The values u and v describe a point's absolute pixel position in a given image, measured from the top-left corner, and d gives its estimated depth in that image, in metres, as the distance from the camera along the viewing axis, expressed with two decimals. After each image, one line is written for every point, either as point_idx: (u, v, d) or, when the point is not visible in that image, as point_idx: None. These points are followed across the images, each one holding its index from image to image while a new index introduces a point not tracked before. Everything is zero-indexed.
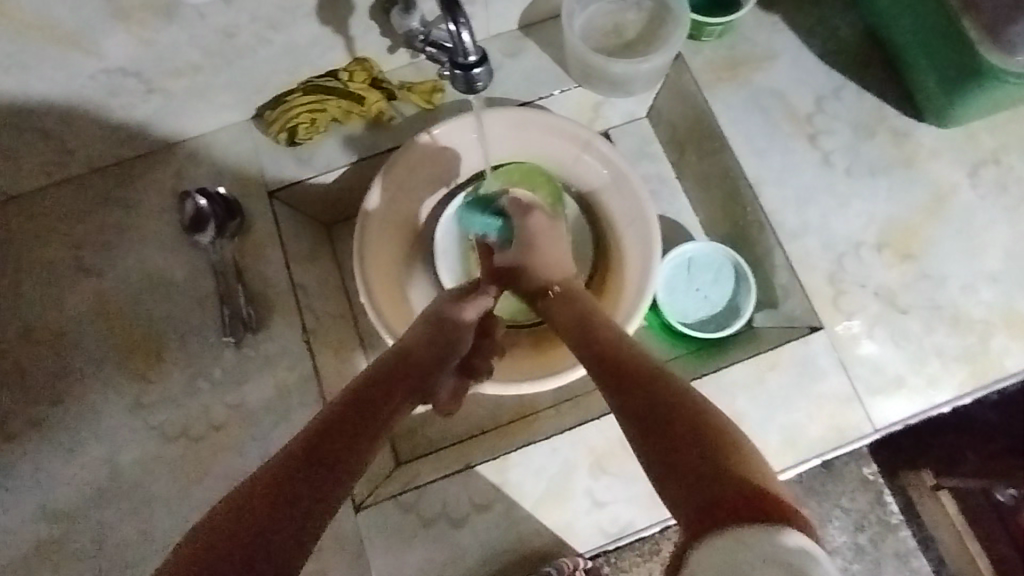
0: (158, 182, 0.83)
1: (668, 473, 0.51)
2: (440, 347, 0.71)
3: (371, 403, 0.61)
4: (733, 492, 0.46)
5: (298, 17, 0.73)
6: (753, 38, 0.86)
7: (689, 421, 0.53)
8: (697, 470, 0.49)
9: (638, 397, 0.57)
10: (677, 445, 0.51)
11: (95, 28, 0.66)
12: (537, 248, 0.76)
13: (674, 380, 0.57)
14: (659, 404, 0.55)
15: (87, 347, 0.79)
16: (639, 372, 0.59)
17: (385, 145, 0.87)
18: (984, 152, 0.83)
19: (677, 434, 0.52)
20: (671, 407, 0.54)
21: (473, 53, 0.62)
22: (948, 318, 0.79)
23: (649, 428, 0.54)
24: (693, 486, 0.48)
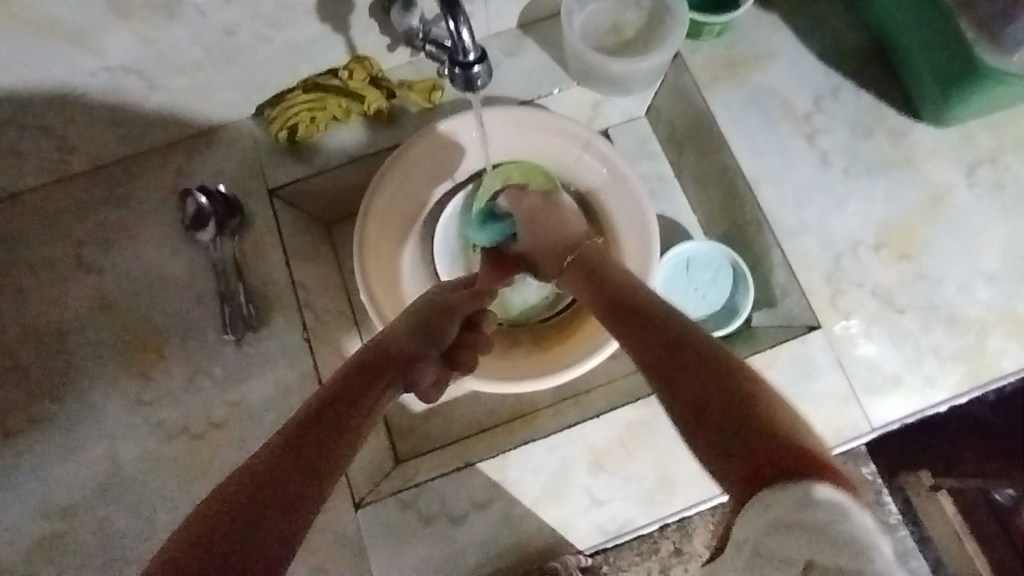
0: (158, 180, 0.83)
1: (705, 437, 0.50)
2: (424, 335, 0.71)
3: (359, 381, 0.62)
4: (769, 452, 0.46)
5: (298, 15, 0.73)
6: (752, 37, 0.86)
7: (721, 382, 0.52)
8: (729, 433, 0.49)
9: (667, 364, 0.56)
10: (714, 405, 0.51)
11: (96, 25, 0.66)
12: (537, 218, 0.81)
13: (701, 339, 0.57)
14: (689, 368, 0.55)
15: (87, 345, 0.79)
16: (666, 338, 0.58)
17: (385, 143, 0.87)
18: (982, 152, 0.84)
19: (713, 399, 0.51)
20: (705, 371, 0.54)
21: (473, 51, 0.62)
22: (944, 318, 0.79)
23: (682, 396, 0.53)
24: (727, 449, 0.49)
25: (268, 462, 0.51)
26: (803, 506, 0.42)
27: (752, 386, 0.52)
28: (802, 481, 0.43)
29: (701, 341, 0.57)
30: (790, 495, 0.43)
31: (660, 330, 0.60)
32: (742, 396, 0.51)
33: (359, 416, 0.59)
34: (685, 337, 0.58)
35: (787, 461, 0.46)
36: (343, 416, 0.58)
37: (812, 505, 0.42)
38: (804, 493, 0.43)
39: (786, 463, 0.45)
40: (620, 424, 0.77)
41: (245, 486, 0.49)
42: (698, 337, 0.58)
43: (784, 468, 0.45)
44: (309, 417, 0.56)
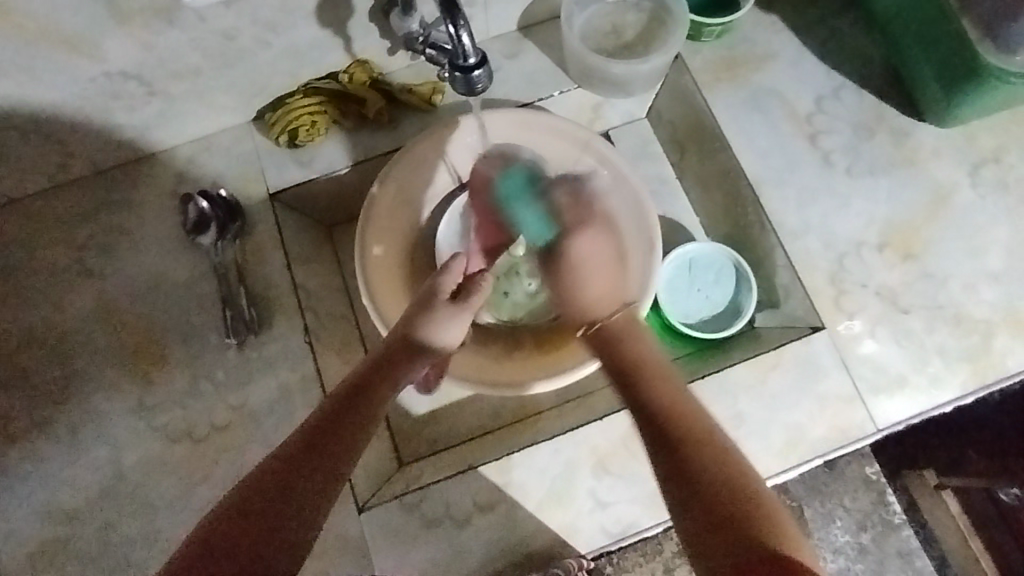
0: (159, 185, 0.83)
1: (694, 538, 0.54)
2: (418, 340, 0.70)
3: (365, 395, 0.63)
4: (757, 556, 0.51)
5: (299, 20, 0.73)
6: (753, 38, 0.86)
7: (731, 497, 0.55)
8: (728, 547, 0.52)
9: (674, 464, 0.57)
10: (718, 517, 0.54)
11: (97, 31, 0.66)
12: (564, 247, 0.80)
13: (711, 433, 0.59)
14: (699, 476, 0.56)
15: (89, 350, 0.79)
16: (676, 440, 0.59)
17: (386, 147, 0.87)
18: (984, 151, 0.83)
19: (726, 515, 0.54)
20: (707, 478, 0.56)
21: (473, 54, 0.63)
22: (949, 318, 0.79)
23: (686, 507, 0.55)
24: (717, 552, 0.52)
25: (283, 473, 0.55)
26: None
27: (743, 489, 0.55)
28: None
29: (708, 438, 0.59)
30: None
31: (672, 423, 0.60)
32: (723, 490, 0.55)
33: (365, 425, 0.60)
34: (697, 431, 0.59)
35: (765, 566, 0.50)
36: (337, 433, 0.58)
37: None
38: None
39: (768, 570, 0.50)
40: (624, 425, 0.77)
41: (264, 496, 0.53)
42: (707, 435, 0.59)
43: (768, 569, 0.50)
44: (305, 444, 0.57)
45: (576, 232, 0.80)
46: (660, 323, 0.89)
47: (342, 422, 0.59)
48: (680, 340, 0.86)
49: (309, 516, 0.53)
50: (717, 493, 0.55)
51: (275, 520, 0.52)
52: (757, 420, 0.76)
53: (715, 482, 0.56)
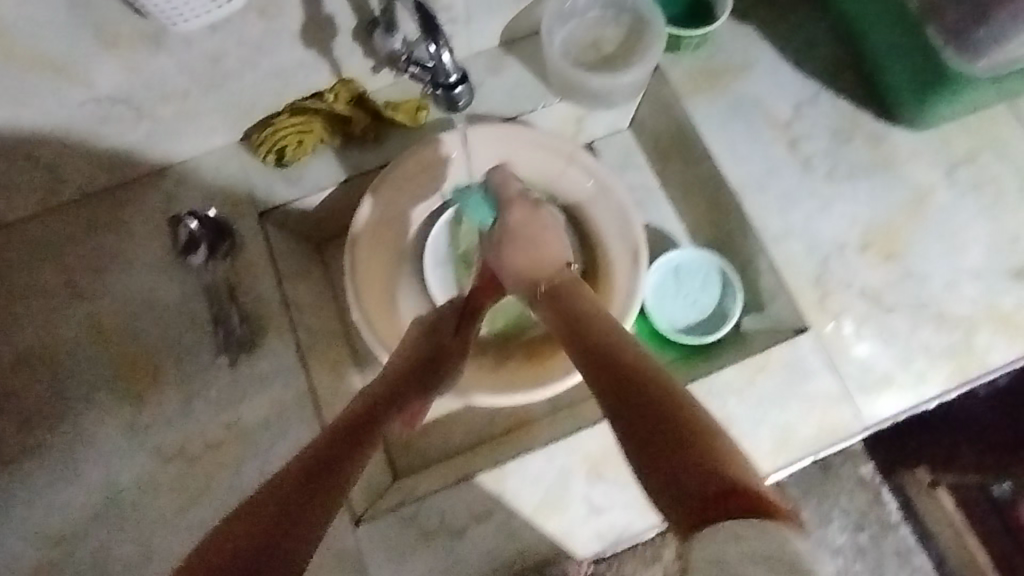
0: (149, 207, 0.84)
1: (656, 489, 0.46)
2: (417, 379, 0.67)
3: (375, 414, 0.61)
4: (721, 485, 0.44)
5: (284, 40, 0.75)
6: (730, 48, 0.88)
7: (667, 422, 0.49)
8: (671, 480, 0.45)
9: (623, 420, 0.50)
10: (667, 467, 0.46)
11: (85, 57, 0.67)
12: (522, 229, 0.68)
13: (675, 389, 0.51)
14: (642, 422, 0.49)
15: (81, 372, 0.79)
16: (620, 380, 0.52)
17: (374, 163, 0.89)
18: (959, 152, 0.85)
19: (659, 448, 0.47)
20: (658, 424, 0.48)
21: (453, 73, 0.65)
22: (931, 316, 0.80)
23: (644, 454, 0.48)
24: (691, 497, 0.44)
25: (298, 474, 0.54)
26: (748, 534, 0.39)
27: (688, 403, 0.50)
28: (763, 521, 0.40)
29: (670, 388, 0.52)
30: (765, 535, 0.39)
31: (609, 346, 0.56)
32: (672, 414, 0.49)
33: (370, 439, 0.58)
34: (650, 381, 0.52)
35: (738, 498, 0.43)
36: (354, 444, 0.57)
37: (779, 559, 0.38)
38: (776, 540, 0.39)
39: (725, 501, 0.43)
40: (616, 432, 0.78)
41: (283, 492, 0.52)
42: (658, 379, 0.52)
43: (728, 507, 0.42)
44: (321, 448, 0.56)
45: (521, 204, 0.71)
46: (648, 331, 0.90)
47: (350, 440, 0.57)
48: (668, 346, 0.88)
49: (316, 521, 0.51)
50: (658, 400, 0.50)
51: (291, 521, 0.50)
52: (746, 422, 0.77)
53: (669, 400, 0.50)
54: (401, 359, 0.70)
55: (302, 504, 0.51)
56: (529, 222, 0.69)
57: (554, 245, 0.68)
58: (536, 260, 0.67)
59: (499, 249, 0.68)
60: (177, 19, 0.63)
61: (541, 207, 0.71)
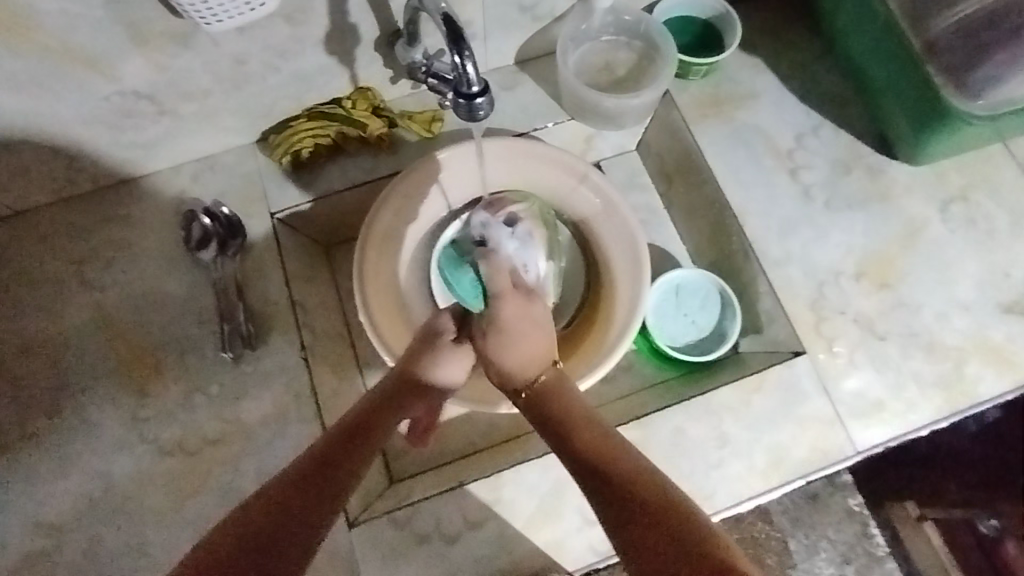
0: (164, 202, 0.86)
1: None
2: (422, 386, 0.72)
3: (371, 419, 0.66)
4: None
5: (307, 46, 0.78)
6: (736, 78, 0.92)
7: (676, 533, 0.52)
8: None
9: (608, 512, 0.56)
10: (664, 559, 0.51)
11: (116, 52, 0.70)
12: (509, 310, 0.72)
13: (643, 472, 0.58)
14: (629, 514, 0.55)
15: (84, 362, 0.79)
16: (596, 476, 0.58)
17: (386, 170, 0.89)
18: (952, 189, 0.88)
19: (668, 571, 0.51)
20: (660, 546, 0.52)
21: (476, 83, 0.63)
22: (923, 345, 0.81)
23: (627, 532, 0.54)
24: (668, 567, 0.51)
25: (297, 479, 0.57)
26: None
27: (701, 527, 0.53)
28: None
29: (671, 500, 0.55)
30: None
31: (596, 458, 0.60)
32: (669, 523, 0.53)
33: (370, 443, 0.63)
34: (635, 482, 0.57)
35: None
36: (351, 449, 0.62)
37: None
38: None
39: None
40: None
41: (275, 500, 0.55)
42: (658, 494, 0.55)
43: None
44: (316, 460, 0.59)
45: (515, 296, 0.73)
46: (648, 347, 0.90)
47: (334, 460, 0.60)
48: (667, 363, 0.88)
49: (322, 517, 0.56)
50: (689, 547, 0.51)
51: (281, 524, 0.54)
52: (741, 442, 0.78)
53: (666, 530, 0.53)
54: (388, 381, 0.71)
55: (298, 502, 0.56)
56: (519, 308, 0.72)
57: (535, 342, 0.71)
58: (531, 321, 0.72)
59: (493, 303, 0.73)
60: (209, 17, 0.64)
61: (532, 297, 0.74)
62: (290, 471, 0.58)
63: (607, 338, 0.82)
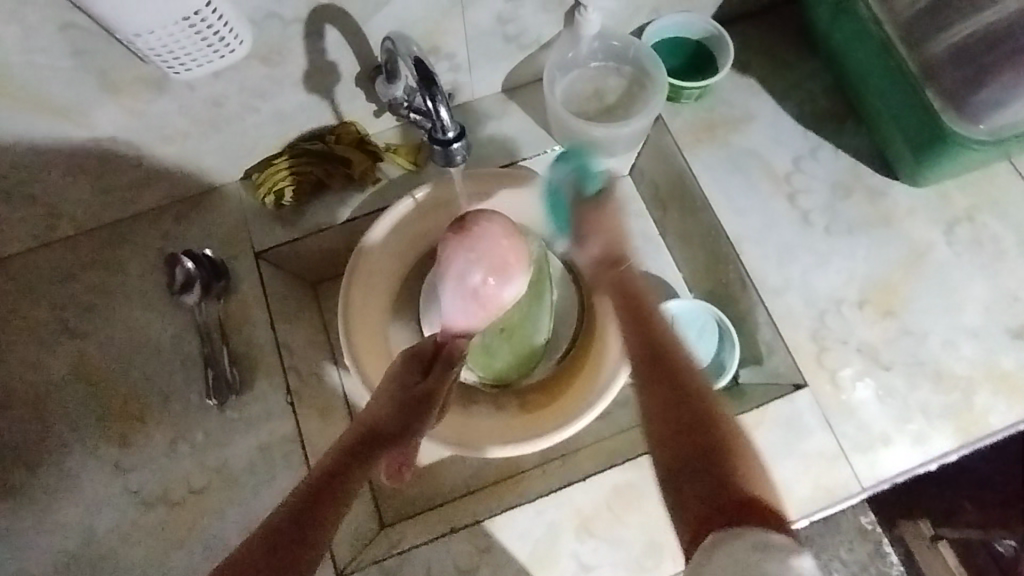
0: (147, 245, 0.84)
1: (670, 470, 0.52)
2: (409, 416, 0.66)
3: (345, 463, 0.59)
4: (724, 500, 0.48)
5: (286, 86, 0.76)
6: (730, 101, 0.90)
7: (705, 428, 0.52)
8: (699, 488, 0.49)
9: (657, 401, 0.54)
10: (682, 455, 0.51)
11: (88, 101, 0.68)
12: (581, 225, 0.65)
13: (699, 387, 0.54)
14: (676, 413, 0.53)
15: (66, 412, 0.78)
16: (677, 392, 0.54)
17: (373, 206, 0.87)
18: (958, 210, 0.85)
19: (695, 470, 0.50)
20: (694, 432, 0.52)
21: (451, 129, 0.64)
22: (930, 374, 0.78)
23: (655, 409, 0.54)
24: (704, 502, 0.49)
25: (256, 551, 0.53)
26: (771, 551, 0.43)
27: (720, 420, 0.53)
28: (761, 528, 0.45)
29: (720, 420, 0.53)
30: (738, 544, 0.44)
31: (648, 326, 0.59)
32: (693, 425, 0.52)
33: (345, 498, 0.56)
34: (676, 376, 0.55)
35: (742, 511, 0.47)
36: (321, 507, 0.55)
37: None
38: (755, 538, 0.44)
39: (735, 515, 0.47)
40: (608, 485, 0.76)
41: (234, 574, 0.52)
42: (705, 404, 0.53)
43: (722, 519, 0.47)
44: (270, 530, 0.54)
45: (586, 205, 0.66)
46: None
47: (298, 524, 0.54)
48: None
49: None
50: (694, 416, 0.53)
51: None
52: None
53: (692, 423, 0.53)
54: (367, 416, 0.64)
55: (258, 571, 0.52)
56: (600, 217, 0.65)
57: (619, 235, 0.64)
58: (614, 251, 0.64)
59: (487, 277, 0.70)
60: (176, 65, 0.60)
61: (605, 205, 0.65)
62: (258, 534, 0.54)
63: (596, 382, 0.79)
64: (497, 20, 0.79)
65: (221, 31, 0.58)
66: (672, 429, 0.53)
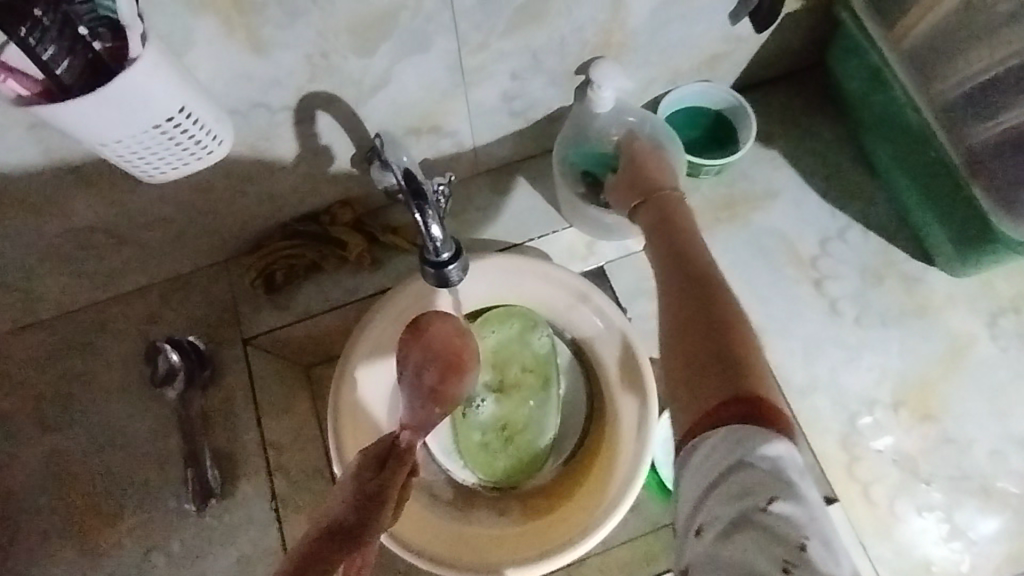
0: (128, 330, 0.79)
1: (675, 330, 0.51)
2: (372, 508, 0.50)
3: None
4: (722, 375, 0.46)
5: (275, 170, 0.71)
6: (752, 176, 0.84)
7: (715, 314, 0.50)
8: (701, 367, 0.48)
9: (677, 307, 0.52)
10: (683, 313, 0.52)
11: (62, 193, 0.64)
12: (437, 346, 0.64)
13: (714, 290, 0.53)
14: (701, 339, 0.49)
15: (36, 514, 0.73)
16: (689, 281, 0.54)
17: (369, 289, 0.82)
18: (1002, 300, 0.78)
19: (690, 344, 0.49)
20: (701, 323, 0.50)
21: (447, 250, 0.60)
22: (975, 489, 0.71)
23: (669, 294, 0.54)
24: (697, 375, 0.48)
25: None
26: (747, 446, 0.42)
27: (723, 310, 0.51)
28: (751, 441, 0.42)
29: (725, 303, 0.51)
30: (726, 471, 0.42)
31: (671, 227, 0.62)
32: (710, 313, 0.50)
33: None
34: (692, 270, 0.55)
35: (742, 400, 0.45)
36: None
37: (754, 503, 0.40)
38: (758, 531, 0.40)
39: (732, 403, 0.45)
40: None
41: None
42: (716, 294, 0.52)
43: (731, 407, 0.44)
44: None
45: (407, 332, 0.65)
46: (655, 480, 0.79)
47: None
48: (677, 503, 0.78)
49: None
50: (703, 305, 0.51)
51: None
52: None
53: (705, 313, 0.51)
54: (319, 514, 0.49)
55: None
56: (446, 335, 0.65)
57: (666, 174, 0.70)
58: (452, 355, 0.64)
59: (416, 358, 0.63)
60: (145, 172, 0.54)
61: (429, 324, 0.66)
62: None
63: (600, 503, 0.71)
64: (501, 98, 0.74)
65: (199, 135, 0.54)
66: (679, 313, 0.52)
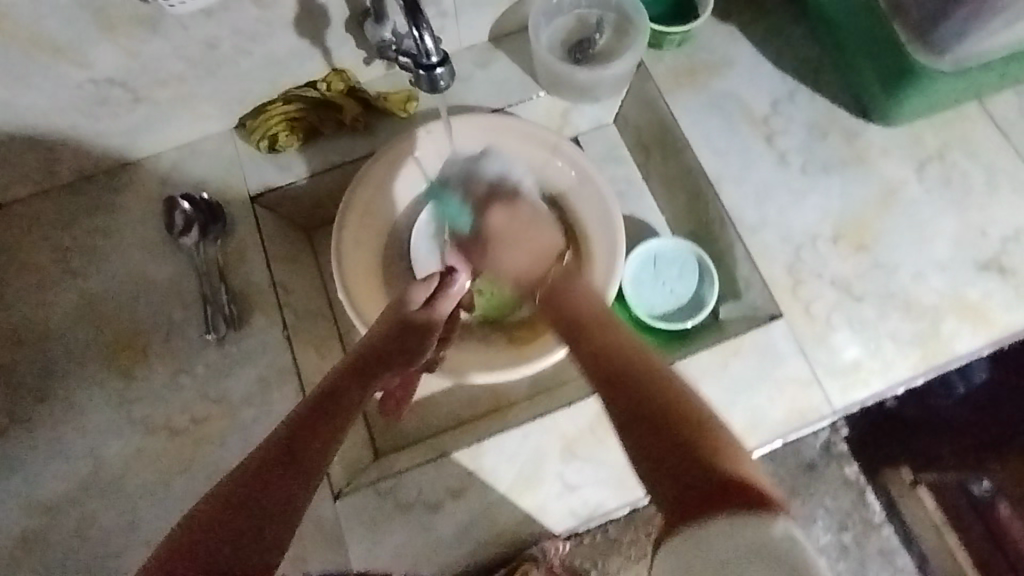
0: (144, 190, 0.87)
1: (643, 454, 0.49)
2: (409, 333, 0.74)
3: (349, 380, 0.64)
4: (711, 487, 0.45)
5: (277, 28, 0.78)
6: (710, 46, 0.92)
7: (678, 417, 0.50)
8: (674, 463, 0.47)
9: (633, 433, 0.50)
10: (661, 436, 0.49)
11: (84, 39, 0.71)
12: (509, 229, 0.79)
13: (665, 385, 0.53)
14: (662, 442, 0.49)
15: (71, 348, 0.81)
16: (624, 389, 0.53)
17: (363, 151, 0.90)
18: (929, 149, 0.88)
19: (655, 439, 0.49)
20: (667, 424, 0.49)
21: (435, 54, 0.65)
22: (899, 304, 0.82)
23: (630, 420, 0.51)
24: (655, 459, 0.48)
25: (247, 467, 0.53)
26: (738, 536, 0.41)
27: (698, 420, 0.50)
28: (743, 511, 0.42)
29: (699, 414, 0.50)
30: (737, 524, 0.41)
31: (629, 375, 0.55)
32: (674, 427, 0.49)
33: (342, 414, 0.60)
34: (645, 377, 0.54)
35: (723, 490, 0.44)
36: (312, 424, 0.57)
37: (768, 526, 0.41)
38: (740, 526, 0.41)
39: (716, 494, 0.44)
40: (591, 410, 0.78)
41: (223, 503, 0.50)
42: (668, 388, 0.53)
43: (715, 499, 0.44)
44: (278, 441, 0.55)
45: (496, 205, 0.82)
46: (627, 317, 0.91)
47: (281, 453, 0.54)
48: (646, 333, 0.89)
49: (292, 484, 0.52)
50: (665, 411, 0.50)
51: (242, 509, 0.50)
52: (717, 404, 0.78)
53: (668, 417, 0.50)
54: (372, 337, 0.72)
55: (272, 477, 0.52)
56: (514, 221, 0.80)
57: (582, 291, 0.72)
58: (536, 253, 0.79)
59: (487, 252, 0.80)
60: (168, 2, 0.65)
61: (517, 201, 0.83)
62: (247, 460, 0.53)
63: None
64: None
65: None
66: (653, 431, 0.49)
